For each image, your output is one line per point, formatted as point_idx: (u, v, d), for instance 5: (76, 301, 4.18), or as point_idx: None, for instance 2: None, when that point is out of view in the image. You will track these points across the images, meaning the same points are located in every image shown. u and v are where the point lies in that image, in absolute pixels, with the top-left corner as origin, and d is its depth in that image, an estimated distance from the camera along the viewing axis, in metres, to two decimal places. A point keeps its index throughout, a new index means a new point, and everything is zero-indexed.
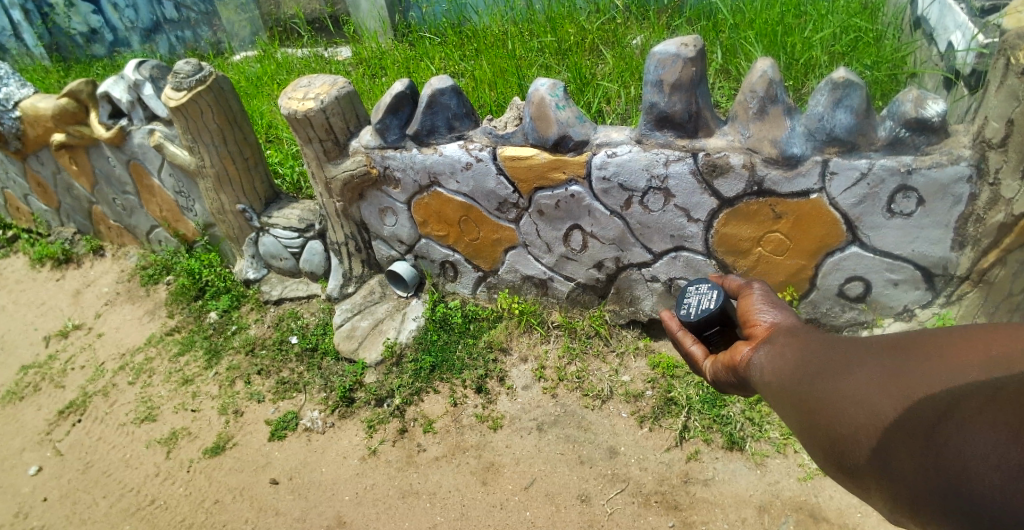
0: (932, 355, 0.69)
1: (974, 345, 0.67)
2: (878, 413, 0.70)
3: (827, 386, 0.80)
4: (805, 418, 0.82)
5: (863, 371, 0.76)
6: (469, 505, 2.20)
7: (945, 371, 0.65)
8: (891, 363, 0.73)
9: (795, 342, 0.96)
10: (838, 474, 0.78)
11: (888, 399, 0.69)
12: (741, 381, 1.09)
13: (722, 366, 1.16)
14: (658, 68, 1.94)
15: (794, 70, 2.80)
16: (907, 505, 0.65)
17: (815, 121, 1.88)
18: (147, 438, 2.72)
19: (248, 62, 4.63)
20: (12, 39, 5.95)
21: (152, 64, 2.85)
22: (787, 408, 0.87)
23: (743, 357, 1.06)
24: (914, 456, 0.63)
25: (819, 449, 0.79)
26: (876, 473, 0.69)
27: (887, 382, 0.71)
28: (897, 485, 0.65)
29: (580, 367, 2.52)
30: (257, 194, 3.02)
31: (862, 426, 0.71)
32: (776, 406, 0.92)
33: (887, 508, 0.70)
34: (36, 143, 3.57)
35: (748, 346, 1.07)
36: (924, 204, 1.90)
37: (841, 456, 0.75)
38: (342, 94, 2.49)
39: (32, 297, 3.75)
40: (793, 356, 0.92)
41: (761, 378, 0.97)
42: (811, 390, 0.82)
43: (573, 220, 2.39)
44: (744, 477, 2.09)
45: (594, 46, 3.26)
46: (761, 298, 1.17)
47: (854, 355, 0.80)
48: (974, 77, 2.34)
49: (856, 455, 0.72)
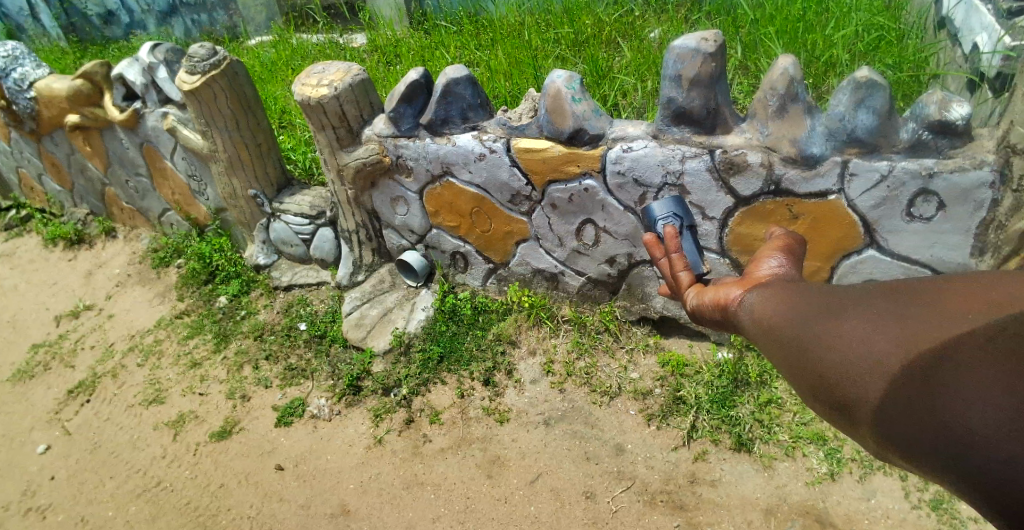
0: (934, 302, 0.71)
1: (973, 298, 0.70)
2: (879, 354, 0.70)
3: (824, 325, 0.78)
4: (801, 360, 0.80)
5: (860, 311, 0.76)
6: (473, 499, 2.19)
7: (946, 318, 0.67)
8: (891, 305, 0.74)
9: (791, 285, 0.92)
10: (831, 416, 0.78)
11: (892, 342, 0.69)
12: (724, 321, 1.03)
13: (703, 302, 1.08)
14: (677, 62, 1.91)
15: (814, 68, 2.75)
16: (898, 445, 0.65)
17: (836, 121, 1.84)
18: (154, 421, 2.73)
19: (263, 46, 4.61)
20: (29, 19, 6.00)
21: (166, 47, 2.85)
22: (777, 347, 0.85)
23: (729, 297, 1.00)
24: (913, 398, 0.64)
25: (812, 391, 0.79)
26: (871, 415, 0.69)
27: (891, 322, 0.72)
28: (891, 426, 0.66)
29: (589, 363, 2.51)
30: (269, 180, 3.02)
31: (861, 371, 0.71)
32: (764, 347, 0.89)
33: (879, 450, 0.71)
34: (49, 124, 3.58)
35: (739, 287, 0.99)
36: (944, 209, 1.86)
37: (836, 398, 0.74)
38: (356, 82, 2.47)
39: (44, 277, 3.77)
40: (788, 298, 0.88)
41: (750, 317, 0.93)
42: (805, 328, 0.81)
43: (586, 214, 2.36)
44: (751, 479, 2.07)
45: (611, 38, 3.22)
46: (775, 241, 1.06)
47: (851, 297, 0.80)
48: (1000, 80, 2.29)
49: (852, 397, 0.72)
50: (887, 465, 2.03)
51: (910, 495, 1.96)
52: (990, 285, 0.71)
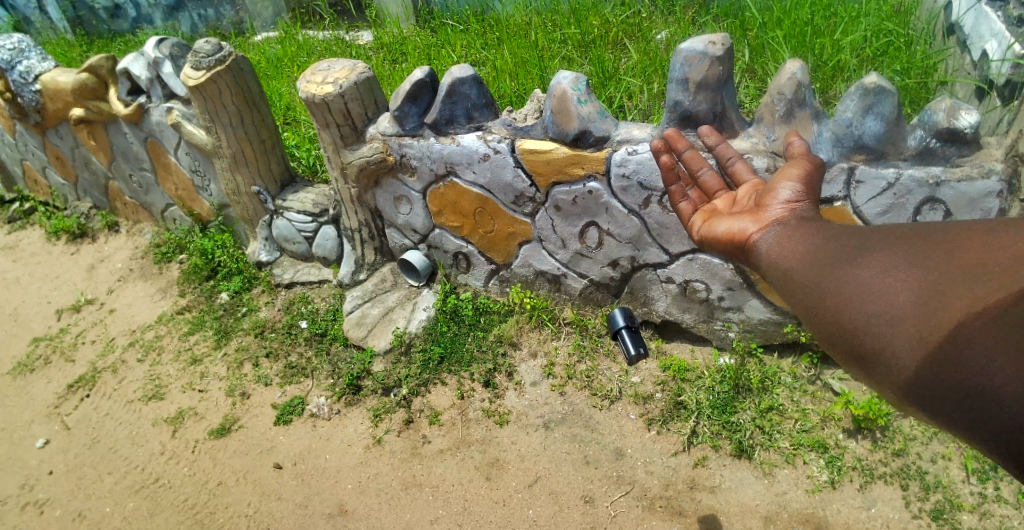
0: (953, 255, 0.70)
1: (992, 248, 0.69)
2: (892, 300, 0.72)
3: (842, 271, 0.81)
4: (816, 303, 0.83)
5: (879, 260, 0.77)
6: (471, 501, 2.18)
7: (965, 272, 0.67)
8: (911, 254, 0.74)
9: (807, 227, 0.97)
10: (848, 366, 0.81)
11: (905, 288, 0.71)
12: (739, 256, 1.09)
13: (717, 237, 1.16)
14: (684, 65, 1.90)
15: (821, 73, 2.73)
16: (919, 403, 0.68)
17: (843, 127, 1.82)
18: (153, 416, 2.73)
19: (269, 42, 4.61)
20: (37, 11, 6.02)
21: (172, 42, 2.85)
22: (795, 289, 0.89)
23: (745, 235, 1.07)
24: (929, 360, 0.65)
25: (830, 343, 0.81)
26: (889, 369, 0.71)
27: (906, 267, 0.73)
28: (910, 384, 0.68)
29: (590, 366, 2.50)
30: (272, 177, 3.01)
31: (874, 319, 0.73)
32: (780, 286, 0.94)
33: (898, 402, 0.73)
34: (54, 117, 3.58)
35: (755, 225, 1.06)
36: (951, 218, 1.84)
37: (854, 352, 0.77)
38: (361, 80, 2.47)
39: (47, 270, 3.77)
40: (805, 240, 0.94)
41: (767, 255, 0.99)
42: (824, 274, 0.83)
43: (590, 216, 2.35)
44: (751, 487, 2.06)
45: (618, 40, 3.21)
46: (793, 172, 1.12)
47: (869, 244, 0.81)
48: (1009, 88, 2.27)
49: (870, 352, 0.74)
50: (889, 474, 2.02)
51: (910, 504, 1.94)
52: (1009, 228, 0.70)
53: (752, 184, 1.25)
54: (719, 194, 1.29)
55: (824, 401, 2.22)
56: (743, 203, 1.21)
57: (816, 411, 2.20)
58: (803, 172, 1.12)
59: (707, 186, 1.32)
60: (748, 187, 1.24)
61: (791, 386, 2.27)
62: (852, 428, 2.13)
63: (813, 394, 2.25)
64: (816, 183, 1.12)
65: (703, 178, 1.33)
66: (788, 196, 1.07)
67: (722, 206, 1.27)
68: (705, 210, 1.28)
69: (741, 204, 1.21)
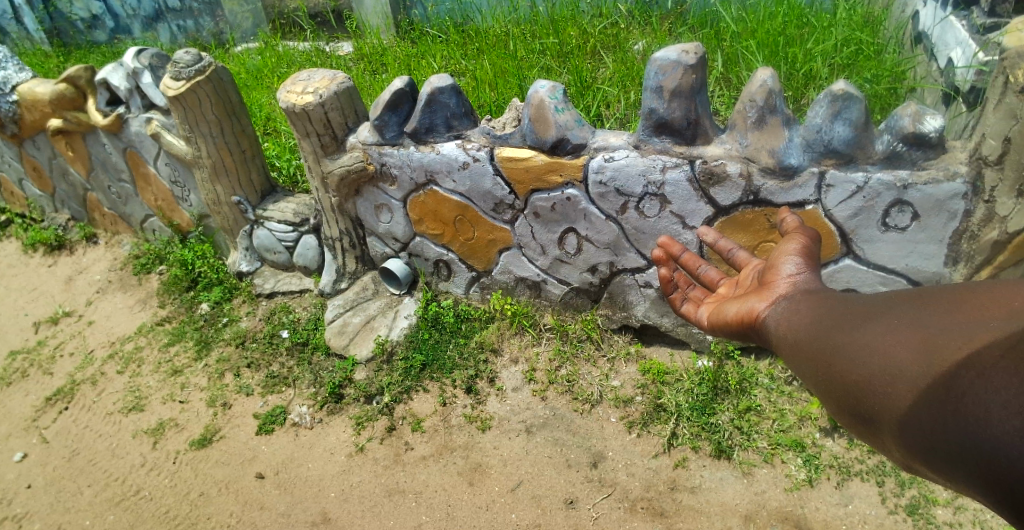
0: (954, 310, 0.72)
1: (997, 303, 0.70)
2: (896, 359, 0.72)
3: (850, 338, 0.83)
4: (825, 369, 0.84)
5: (885, 322, 0.79)
6: (454, 506, 2.19)
7: (968, 324, 0.68)
8: (916, 317, 0.76)
9: (813, 299, 1.00)
10: (858, 429, 0.80)
11: (909, 347, 0.72)
12: (750, 334, 1.11)
13: (727, 320, 1.18)
14: (658, 73, 1.93)
15: (794, 81, 2.80)
16: (922, 455, 0.64)
17: (813, 132, 1.88)
18: (133, 428, 2.70)
19: (249, 53, 4.61)
20: (13, 22, 5.98)
21: (152, 52, 2.84)
22: (803, 359, 0.91)
23: (757, 313, 1.08)
24: (933, 403, 0.62)
25: (838, 404, 0.82)
26: (892, 419, 0.69)
27: (910, 329, 0.74)
28: (911, 430, 0.65)
29: (571, 371, 2.53)
30: (253, 187, 3.02)
31: (879, 377, 0.74)
32: (790, 359, 0.95)
33: (904, 460, 0.71)
34: (31, 128, 3.54)
35: (761, 301, 1.09)
36: (919, 219, 1.91)
37: (861, 410, 0.76)
38: (341, 90, 2.49)
39: (23, 282, 3.73)
40: (811, 313, 0.96)
41: (776, 332, 1.00)
42: (830, 339, 0.86)
43: (568, 223, 2.38)
44: (731, 486, 2.09)
45: (595, 50, 3.27)
46: (791, 247, 1.16)
47: (874, 310, 0.84)
48: (973, 94, 2.35)
49: (875, 407, 0.73)
50: (865, 471, 2.06)
51: (887, 500, 1.98)
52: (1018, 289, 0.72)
53: (752, 266, 1.29)
54: (721, 284, 1.36)
55: (801, 401, 2.26)
56: (746, 285, 1.26)
57: (793, 411, 2.23)
58: (802, 245, 1.16)
59: (710, 281, 1.39)
60: (748, 267, 1.30)
61: (769, 387, 2.31)
62: (829, 428, 2.18)
63: (790, 394, 2.29)
64: (815, 254, 1.16)
65: (703, 275, 1.40)
66: (791, 270, 1.11)
67: (727, 292, 1.32)
68: (713, 299, 1.33)
69: (745, 285, 1.26)
